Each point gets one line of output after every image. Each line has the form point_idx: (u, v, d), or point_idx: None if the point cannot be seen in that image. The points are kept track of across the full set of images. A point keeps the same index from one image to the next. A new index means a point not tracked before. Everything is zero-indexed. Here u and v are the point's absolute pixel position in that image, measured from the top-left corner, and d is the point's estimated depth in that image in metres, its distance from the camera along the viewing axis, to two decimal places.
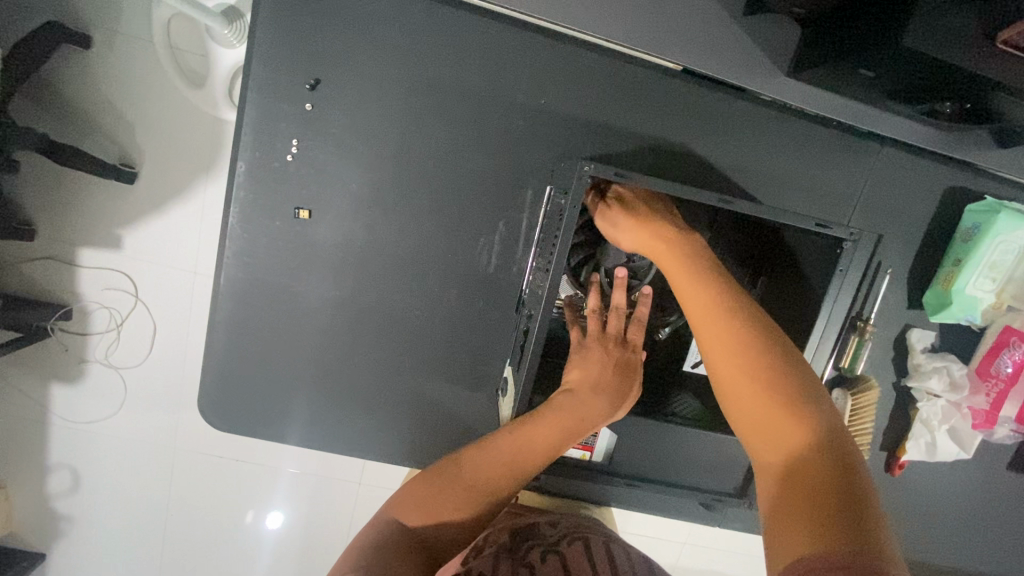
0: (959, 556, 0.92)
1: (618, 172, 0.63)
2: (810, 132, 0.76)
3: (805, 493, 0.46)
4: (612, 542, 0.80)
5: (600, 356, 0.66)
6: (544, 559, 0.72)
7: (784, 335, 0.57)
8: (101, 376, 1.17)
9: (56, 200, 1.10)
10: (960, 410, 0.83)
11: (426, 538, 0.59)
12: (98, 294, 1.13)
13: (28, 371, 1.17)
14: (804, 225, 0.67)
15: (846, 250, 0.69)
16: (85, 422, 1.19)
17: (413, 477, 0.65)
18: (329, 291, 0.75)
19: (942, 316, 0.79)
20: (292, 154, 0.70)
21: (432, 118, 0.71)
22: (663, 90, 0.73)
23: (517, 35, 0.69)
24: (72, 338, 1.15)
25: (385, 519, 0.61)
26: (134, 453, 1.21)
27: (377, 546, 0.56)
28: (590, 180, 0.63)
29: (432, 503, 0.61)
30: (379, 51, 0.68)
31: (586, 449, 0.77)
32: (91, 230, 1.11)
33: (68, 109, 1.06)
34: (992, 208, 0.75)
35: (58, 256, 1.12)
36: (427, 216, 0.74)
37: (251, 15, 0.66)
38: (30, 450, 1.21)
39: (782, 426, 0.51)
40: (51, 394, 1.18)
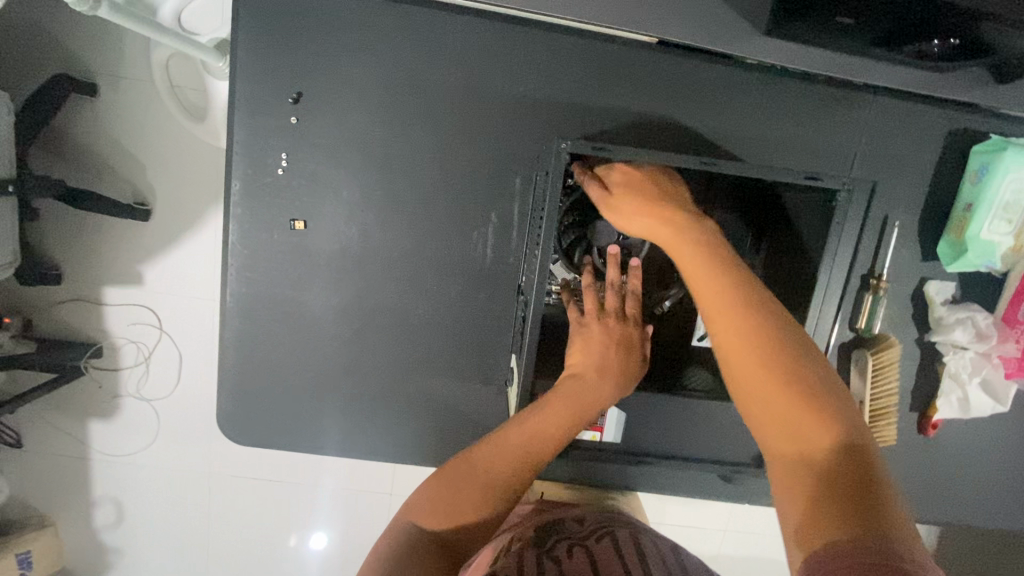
0: (1012, 515, 0.88)
1: (595, 145, 0.63)
2: (797, 92, 0.74)
3: (829, 490, 0.44)
4: (639, 532, 0.79)
5: (602, 339, 0.65)
6: (570, 547, 0.73)
7: (792, 318, 0.54)
8: (134, 409, 1.21)
9: (77, 243, 1.15)
10: (991, 361, 0.80)
11: (449, 541, 0.58)
12: (126, 330, 1.18)
13: (67, 412, 1.22)
14: (794, 180, 0.66)
15: (842, 201, 0.68)
16: (124, 455, 1.24)
17: (425, 481, 0.63)
18: (332, 297, 0.76)
19: (959, 265, 0.76)
20: (283, 167, 0.71)
21: (415, 119, 0.72)
22: (642, 64, 0.72)
23: (490, 28, 0.70)
24: (104, 375, 1.20)
25: (403, 527, 0.58)
26: (173, 482, 1.25)
27: (399, 557, 0.54)
28: (568, 156, 0.64)
29: (452, 505, 0.59)
30: (358, 58, 0.70)
31: (596, 429, 0.74)
32: (112, 268, 1.16)
33: (82, 156, 1.12)
34: (998, 146, 0.72)
35: (84, 297, 1.17)
36: (421, 214, 0.75)
37: (231, 39, 0.68)
38: (73, 487, 1.26)
39: (805, 420, 0.48)
40: (89, 431, 1.23)
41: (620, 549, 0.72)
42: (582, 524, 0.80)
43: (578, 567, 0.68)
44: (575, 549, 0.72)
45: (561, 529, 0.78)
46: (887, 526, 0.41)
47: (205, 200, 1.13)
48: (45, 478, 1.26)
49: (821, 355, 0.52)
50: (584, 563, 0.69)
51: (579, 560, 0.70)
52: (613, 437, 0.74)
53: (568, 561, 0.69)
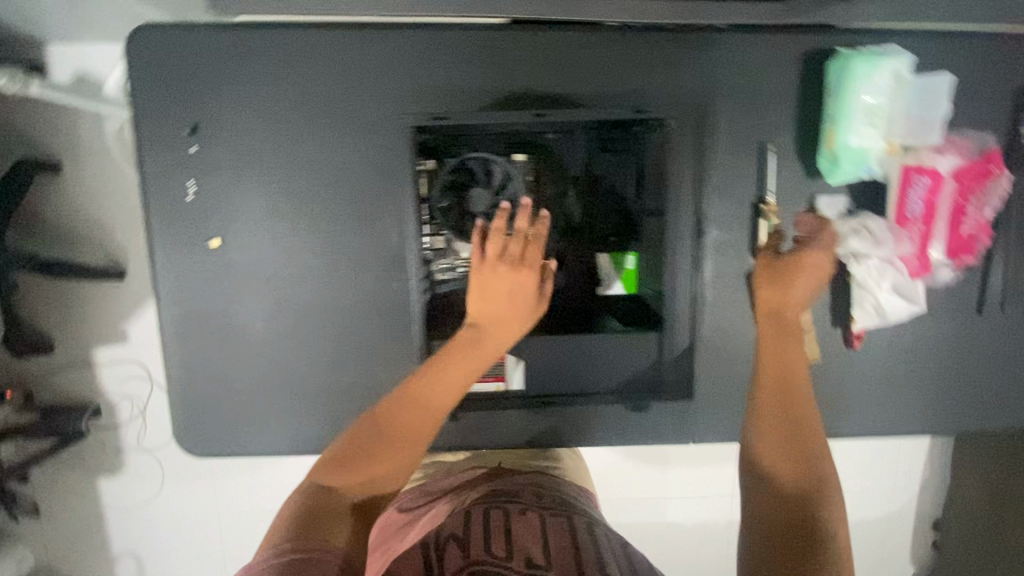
0: (954, 411, 0.90)
1: (437, 116, 0.78)
2: (646, 43, 0.79)
3: (794, 530, 0.60)
4: (597, 524, 0.76)
5: (502, 282, 0.75)
6: (523, 512, 0.74)
7: (814, 424, 0.69)
8: (137, 460, 1.34)
9: (63, 315, 1.30)
10: (895, 264, 0.80)
11: (354, 495, 0.63)
12: (120, 386, 1.32)
13: (79, 472, 1.36)
14: (620, 113, 0.78)
15: (669, 125, 0.79)
16: (135, 503, 1.36)
17: (337, 441, 0.68)
18: (258, 305, 0.82)
19: (839, 176, 0.79)
20: (192, 193, 0.78)
21: (303, 130, 0.79)
22: (496, 44, 0.78)
23: (353, 36, 0.77)
24: (105, 433, 1.33)
25: (314, 484, 0.63)
26: (188, 515, 1.36)
27: (306, 510, 0.59)
28: (417, 130, 0.79)
29: (360, 461, 0.65)
30: (241, 85, 0.77)
31: (500, 380, 0.84)
32: (96, 333, 1.30)
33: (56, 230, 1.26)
34: (845, 58, 0.76)
35: (73, 362, 1.31)
36: (325, 216, 0.81)
37: (127, 89, 0.76)
38: (96, 542, 1.40)
39: (790, 450, 0.66)
40: (100, 488, 1.36)
41: (571, 526, 0.73)
42: (541, 497, 0.81)
43: (528, 534, 0.69)
44: (528, 514, 0.74)
45: (516, 494, 0.80)
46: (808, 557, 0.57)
47: None
48: (69, 538, 1.39)
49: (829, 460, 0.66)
50: (534, 531, 0.70)
51: (528, 527, 0.71)
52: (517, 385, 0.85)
53: (517, 524, 0.71)
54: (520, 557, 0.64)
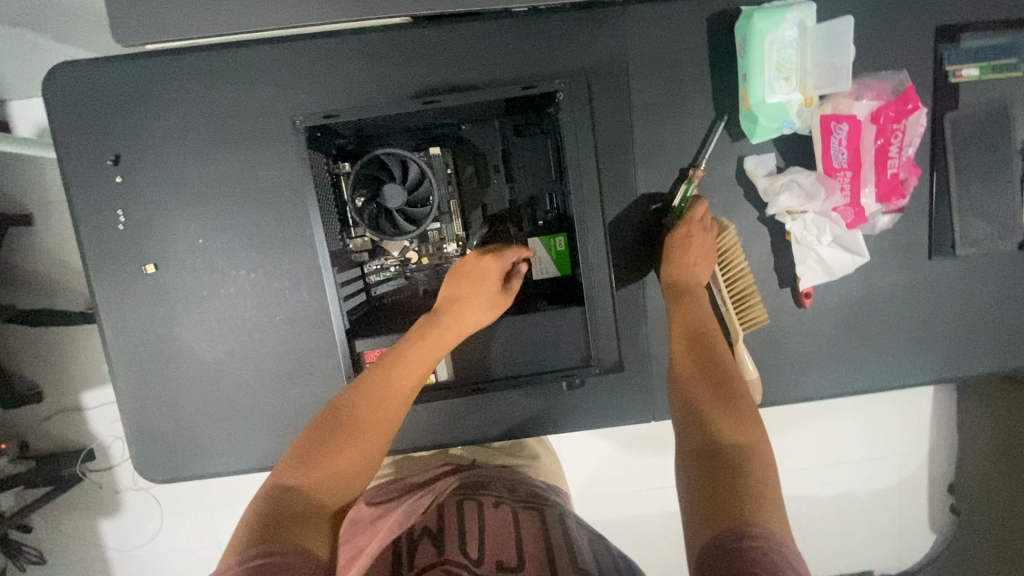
0: (919, 362, 0.87)
1: (327, 114, 0.74)
2: (552, 25, 0.79)
3: (729, 487, 0.53)
4: (567, 516, 0.76)
5: (472, 282, 0.75)
6: (497, 506, 0.74)
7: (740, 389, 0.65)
8: (134, 499, 1.40)
9: (51, 363, 1.39)
10: (830, 216, 0.80)
11: (319, 495, 0.60)
12: (110, 427, 1.39)
13: (82, 515, 1.42)
14: (511, 92, 0.74)
15: (563, 98, 0.74)
16: (137, 541, 1.41)
17: (295, 443, 0.65)
18: (201, 326, 0.83)
19: (761, 134, 0.78)
20: (123, 222, 0.80)
21: (224, 148, 0.80)
22: (403, 42, 0.78)
23: (261, 50, 0.78)
24: (101, 475, 1.40)
25: (275, 488, 0.59)
26: (187, 545, 1.40)
27: (273, 513, 0.56)
28: (306, 128, 0.74)
29: (315, 462, 0.62)
30: (159, 110, 0.79)
31: (430, 370, 0.80)
32: (86, 377, 1.39)
33: (37, 282, 1.36)
34: (749, 16, 0.75)
35: (67, 407, 1.39)
36: (256, 231, 0.81)
37: (50, 128, 0.78)
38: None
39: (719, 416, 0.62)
40: (102, 529, 1.42)
41: (543, 521, 0.72)
42: (514, 491, 0.80)
43: (499, 532, 0.67)
44: (502, 508, 0.73)
45: (490, 489, 0.79)
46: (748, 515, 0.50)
47: None
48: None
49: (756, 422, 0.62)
50: (506, 527, 0.69)
51: (500, 524, 0.69)
52: (445, 374, 0.81)
53: (491, 518, 0.70)
54: (490, 558, 0.63)
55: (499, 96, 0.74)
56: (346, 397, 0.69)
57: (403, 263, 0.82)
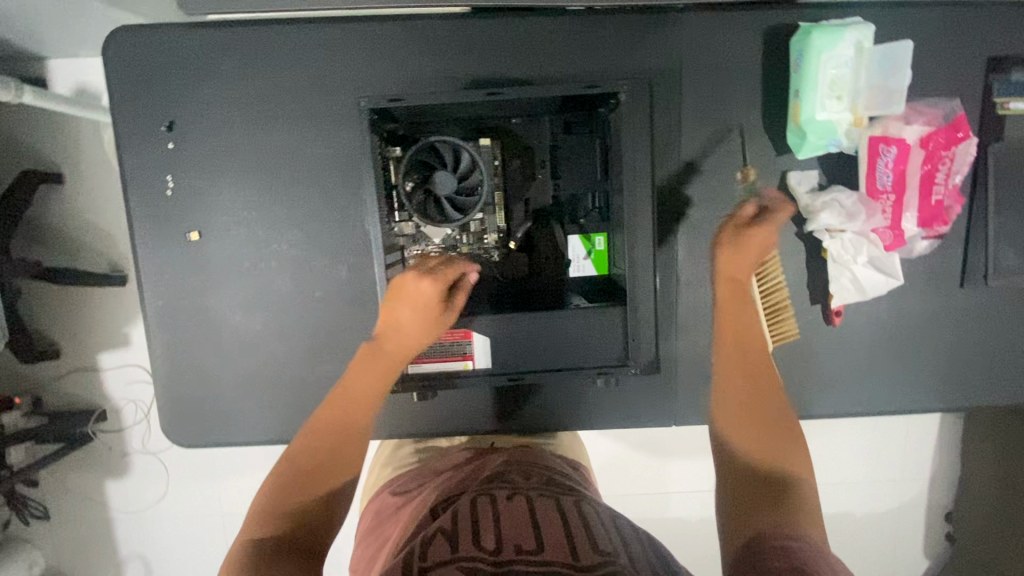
0: (940, 388, 0.88)
1: (391, 98, 0.76)
2: (611, 25, 0.80)
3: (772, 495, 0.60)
4: (583, 500, 0.73)
5: (404, 303, 0.72)
6: (512, 496, 0.71)
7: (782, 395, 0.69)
8: (142, 462, 1.42)
9: (72, 322, 1.40)
10: (869, 237, 0.80)
11: (291, 538, 0.60)
12: (126, 389, 1.41)
13: (90, 474, 1.43)
14: (572, 89, 0.75)
15: (623, 100, 0.75)
16: (142, 504, 1.44)
17: (262, 493, 0.65)
18: (238, 297, 0.84)
19: (808, 150, 0.79)
20: (171, 188, 0.81)
21: (275, 123, 0.81)
22: (461, 32, 0.80)
23: (321, 30, 0.79)
24: (111, 437, 1.42)
25: (244, 539, 0.60)
26: (191, 508, 1.42)
27: (240, 562, 0.57)
28: (370, 111, 0.77)
29: (282, 506, 0.63)
30: (215, 80, 0.79)
31: (467, 358, 0.80)
32: (104, 338, 1.40)
33: (64, 241, 1.38)
34: (807, 32, 0.76)
35: (83, 366, 1.41)
36: (300, 207, 0.83)
37: (107, 89, 0.79)
38: (105, 542, 1.46)
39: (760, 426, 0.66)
40: (108, 490, 1.44)
41: (563, 508, 0.69)
42: (529, 478, 0.77)
43: (517, 522, 0.65)
44: (517, 498, 0.70)
45: (508, 478, 0.76)
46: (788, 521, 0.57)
47: None
48: (81, 538, 1.46)
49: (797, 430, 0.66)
50: (525, 517, 0.66)
51: (518, 514, 0.67)
52: (485, 363, 0.81)
53: (507, 509, 0.68)
54: (508, 546, 0.60)
55: (558, 94, 0.76)
56: (299, 440, 0.69)
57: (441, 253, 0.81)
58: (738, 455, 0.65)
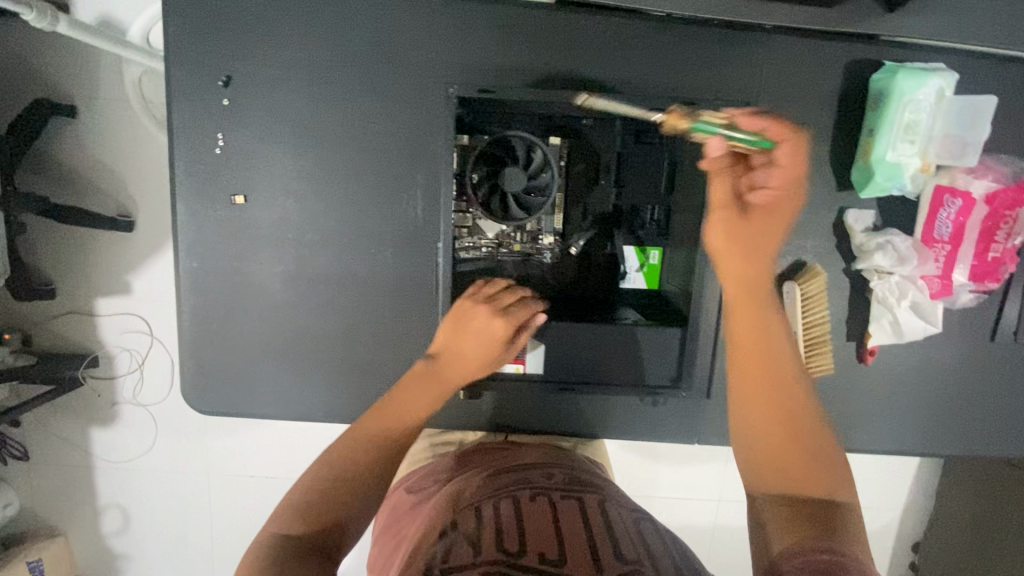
0: (958, 438, 0.90)
1: (481, 88, 0.76)
2: (695, 38, 0.78)
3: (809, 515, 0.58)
4: (607, 500, 0.72)
5: (472, 329, 0.73)
6: (534, 497, 0.70)
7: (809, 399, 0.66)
8: (132, 414, 1.38)
9: (71, 262, 1.33)
10: (915, 283, 0.81)
11: (321, 540, 0.58)
12: (120, 338, 1.34)
13: (76, 419, 1.39)
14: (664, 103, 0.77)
15: (713, 122, 0.77)
16: (129, 455, 1.41)
17: (294, 487, 0.63)
18: (277, 267, 0.81)
19: (872, 190, 0.79)
20: (221, 146, 0.77)
21: (338, 92, 0.77)
22: (544, 23, 0.77)
23: (398, 2, 0.76)
24: (101, 383, 1.36)
25: (269, 539, 0.58)
26: (186, 467, 1.41)
27: (264, 564, 0.54)
28: (458, 99, 0.76)
29: (321, 504, 0.61)
30: (280, 39, 0.75)
31: (519, 363, 0.81)
32: (104, 283, 1.33)
33: (70, 177, 1.30)
34: (890, 71, 0.76)
35: (79, 309, 1.34)
36: (352, 183, 0.80)
37: (163, 32, 0.75)
38: (87, 489, 1.43)
39: (783, 439, 0.64)
40: (92, 437, 1.40)
41: (585, 512, 0.67)
42: (551, 478, 0.76)
43: (541, 528, 0.63)
44: (539, 500, 0.69)
45: (527, 478, 0.75)
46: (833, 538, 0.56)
47: None
48: (61, 482, 1.43)
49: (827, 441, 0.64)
50: (546, 520, 0.65)
51: (540, 518, 0.65)
52: (536, 369, 0.80)
53: (528, 510, 0.67)
54: (533, 554, 0.58)
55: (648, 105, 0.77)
56: (345, 440, 0.67)
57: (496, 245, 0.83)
58: (764, 497, 0.62)
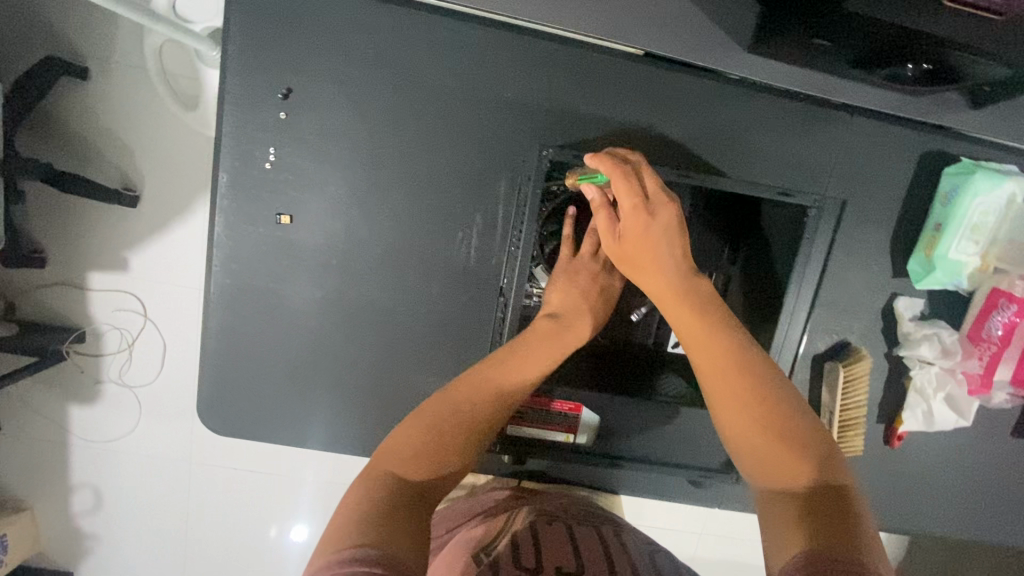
0: (973, 528, 0.90)
1: (576, 154, 0.73)
2: (778, 107, 0.76)
3: (809, 510, 0.51)
4: (622, 533, 0.73)
5: (587, 279, 0.73)
6: (551, 521, 0.71)
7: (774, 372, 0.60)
8: (117, 397, 1.12)
9: (57, 222, 1.06)
10: (954, 376, 0.82)
11: (426, 490, 0.57)
12: (110, 316, 1.09)
13: (46, 390, 1.12)
14: (767, 194, 0.76)
15: (812, 216, 0.77)
16: (108, 439, 1.14)
17: (392, 437, 0.60)
18: (315, 291, 0.77)
19: (928, 282, 0.79)
20: (272, 161, 0.72)
21: (403, 119, 0.73)
22: (629, 74, 0.74)
23: (479, 32, 0.71)
24: (87, 360, 1.10)
25: (378, 479, 0.56)
26: (165, 466, 1.15)
27: (374, 503, 0.52)
28: (550, 162, 0.74)
29: (433, 452, 0.59)
30: (349, 56, 0.70)
31: (570, 431, 0.77)
32: (95, 251, 1.07)
33: (66, 130, 1.03)
34: (968, 169, 0.75)
35: (67, 282, 1.08)
36: (406, 213, 0.75)
37: (223, 33, 0.69)
38: (50, 473, 1.16)
39: (751, 425, 0.58)
40: (69, 415, 1.13)
41: (603, 538, 0.69)
42: (568, 511, 0.77)
43: (559, 549, 0.65)
44: (556, 524, 0.71)
45: (543, 507, 0.76)
46: (843, 532, 0.49)
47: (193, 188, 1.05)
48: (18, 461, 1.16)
49: (803, 417, 0.58)
50: (565, 543, 0.66)
51: (558, 542, 0.67)
52: (586, 439, 0.78)
53: (548, 534, 0.68)
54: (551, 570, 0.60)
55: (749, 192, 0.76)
56: (440, 397, 0.63)
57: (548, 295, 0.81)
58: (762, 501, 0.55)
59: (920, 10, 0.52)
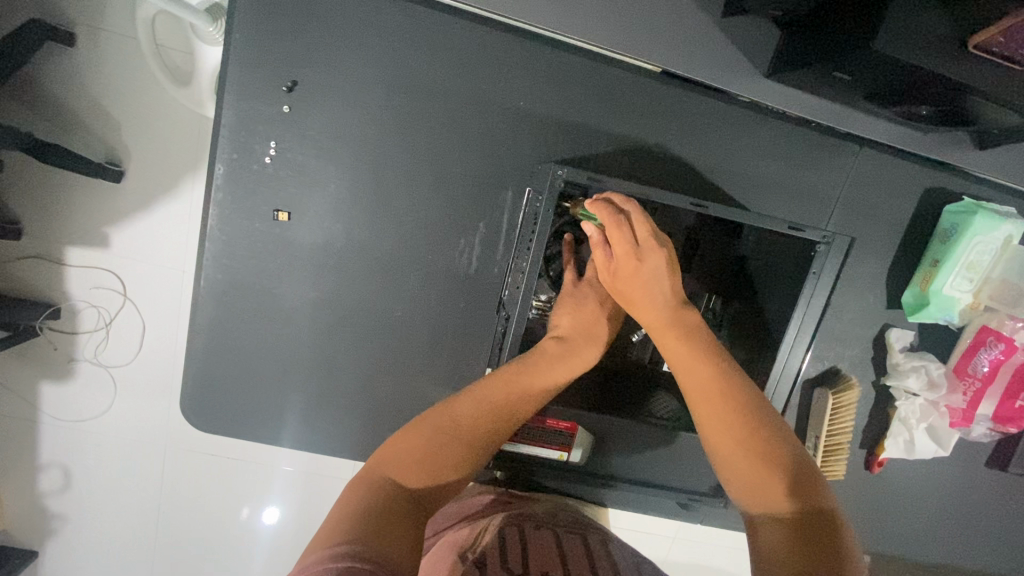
0: (941, 553, 0.93)
1: (590, 176, 0.68)
2: (789, 133, 0.76)
3: (802, 545, 0.49)
4: (609, 541, 0.70)
5: (593, 305, 0.72)
6: (538, 527, 0.68)
7: (765, 407, 0.60)
8: (91, 377, 1.03)
9: (32, 191, 0.98)
10: (938, 409, 0.83)
11: (425, 496, 0.57)
12: (87, 293, 1.01)
13: (15, 364, 1.03)
14: (777, 228, 0.71)
15: (821, 252, 0.73)
16: (79, 419, 1.05)
17: (388, 446, 0.59)
18: (308, 292, 0.75)
19: (921, 316, 0.80)
20: (271, 156, 0.70)
21: (411, 120, 0.71)
22: (642, 91, 0.73)
23: (494, 36, 0.69)
24: (60, 337, 1.02)
25: (376, 481, 0.55)
26: (138, 452, 1.07)
27: (370, 505, 0.52)
28: (563, 183, 0.68)
29: (432, 463, 0.58)
30: (358, 52, 0.68)
31: (564, 449, 0.78)
32: (76, 225, 0.99)
33: (45, 90, 0.95)
34: (969, 209, 0.76)
35: (44, 255, 1.00)
36: (408, 217, 0.73)
37: (227, 18, 0.66)
38: (14, 453, 1.07)
39: (742, 458, 0.57)
40: (40, 392, 1.04)
41: (590, 550, 0.65)
42: (556, 516, 0.73)
43: (544, 556, 0.60)
44: (543, 530, 0.67)
45: (531, 512, 0.72)
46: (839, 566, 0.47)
47: (183, 164, 0.97)
48: None
49: (794, 451, 0.57)
50: (551, 547, 0.63)
51: (544, 545, 0.64)
52: (577, 458, 0.79)
53: (534, 537, 0.65)
54: (536, 571, 0.57)
55: (763, 225, 0.71)
56: (439, 410, 0.62)
57: (545, 309, 0.78)
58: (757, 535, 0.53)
59: (940, 53, 0.53)
